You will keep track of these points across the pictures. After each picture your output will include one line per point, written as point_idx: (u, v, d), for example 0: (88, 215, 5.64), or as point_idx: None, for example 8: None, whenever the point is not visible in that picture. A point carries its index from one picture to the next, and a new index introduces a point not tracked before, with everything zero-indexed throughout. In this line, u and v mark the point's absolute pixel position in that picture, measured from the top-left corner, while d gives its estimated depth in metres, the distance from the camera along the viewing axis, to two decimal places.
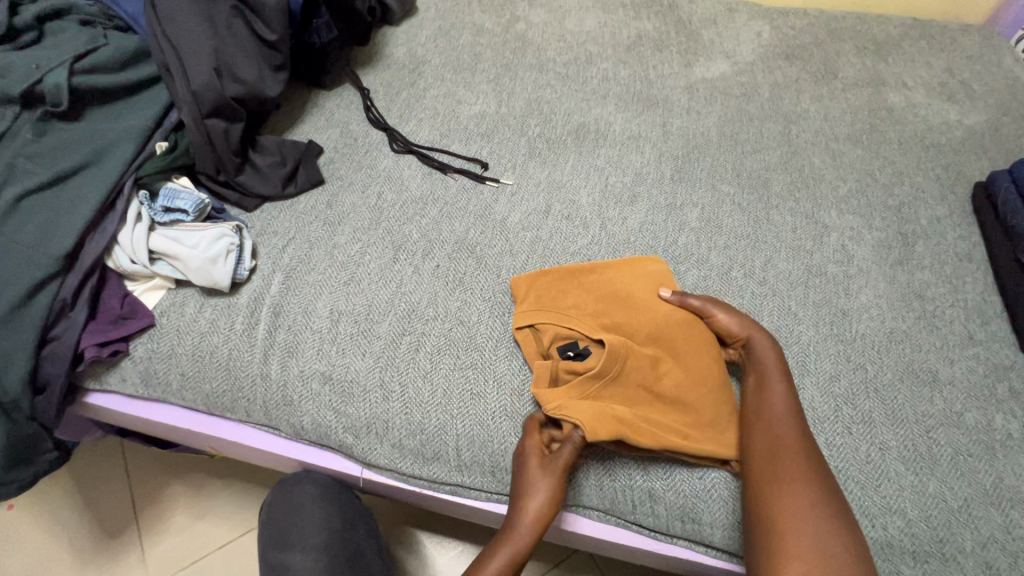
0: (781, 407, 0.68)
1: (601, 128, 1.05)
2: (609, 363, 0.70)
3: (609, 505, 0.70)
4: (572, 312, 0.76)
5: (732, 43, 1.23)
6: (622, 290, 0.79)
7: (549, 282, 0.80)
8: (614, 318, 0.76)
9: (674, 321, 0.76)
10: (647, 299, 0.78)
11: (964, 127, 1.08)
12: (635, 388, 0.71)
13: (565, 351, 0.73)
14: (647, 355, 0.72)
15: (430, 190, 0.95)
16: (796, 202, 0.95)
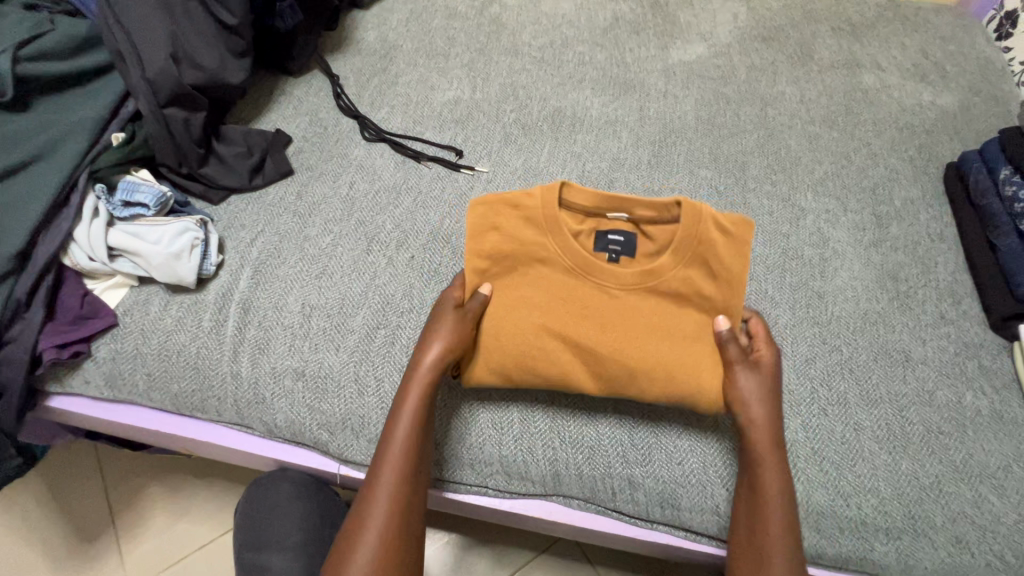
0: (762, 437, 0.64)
1: (577, 113, 1.04)
2: (563, 280, 0.68)
3: (590, 493, 0.70)
4: (675, 254, 0.66)
5: (708, 25, 1.21)
6: (685, 324, 0.68)
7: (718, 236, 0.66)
8: (648, 300, 0.68)
9: (642, 377, 0.66)
10: (681, 351, 0.67)
11: (937, 108, 1.08)
12: (540, 315, 0.68)
13: (604, 229, 0.71)
14: (610, 304, 0.68)
15: (404, 179, 0.92)
16: (773, 186, 0.95)
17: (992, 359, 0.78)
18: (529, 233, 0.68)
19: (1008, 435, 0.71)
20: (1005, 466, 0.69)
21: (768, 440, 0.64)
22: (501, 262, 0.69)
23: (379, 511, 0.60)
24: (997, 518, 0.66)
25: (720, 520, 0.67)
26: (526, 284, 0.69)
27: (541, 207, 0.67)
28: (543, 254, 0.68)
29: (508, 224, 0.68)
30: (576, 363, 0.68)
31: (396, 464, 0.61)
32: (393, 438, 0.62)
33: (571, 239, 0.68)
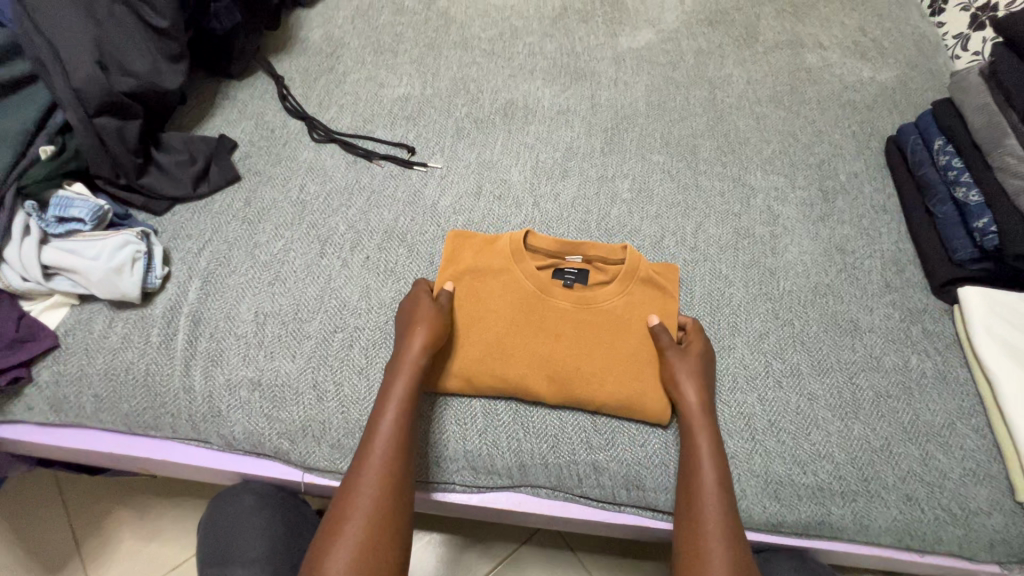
0: (687, 384, 0.69)
1: (529, 104, 1.04)
2: (528, 296, 0.76)
3: (556, 482, 0.70)
4: (620, 285, 0.76)
5: (656, 11, 1.23)
6: (633, 334, 0.75)
7: (653, 271, 0.79)
8: (604, 315, 0.75)
9: (596, 377, 0.71)
10: (633, 360, 0.73)
11: (876, 84, 1.12)
12: (508, 324, 0.74)
13: (562, 268, 0.81)
14: (568, 318, 0.75)
15: (355, 179, 0.91)
16: (724, 166, 0.97)
17: (935, 322, 0.81)
18: (494, 262, 0.78)
19: (951, 394, 0.75)
20: (950, 424, 0.72)
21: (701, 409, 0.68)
22: (472, 282, 0.77)
23: (362, 514, 0.60)
24: (943, 474, 0.69)
25: None
26: (496, 298, 0.76)
27: (505, 242, 0.79)
28: (509, 278, 0.77)
29: (477, 254, 0.79)
30: (537, 368, 0.71)
31: (382, 462, 0.62)
32: (379, 436, 0.63)
33: (530, 266, 0.77)
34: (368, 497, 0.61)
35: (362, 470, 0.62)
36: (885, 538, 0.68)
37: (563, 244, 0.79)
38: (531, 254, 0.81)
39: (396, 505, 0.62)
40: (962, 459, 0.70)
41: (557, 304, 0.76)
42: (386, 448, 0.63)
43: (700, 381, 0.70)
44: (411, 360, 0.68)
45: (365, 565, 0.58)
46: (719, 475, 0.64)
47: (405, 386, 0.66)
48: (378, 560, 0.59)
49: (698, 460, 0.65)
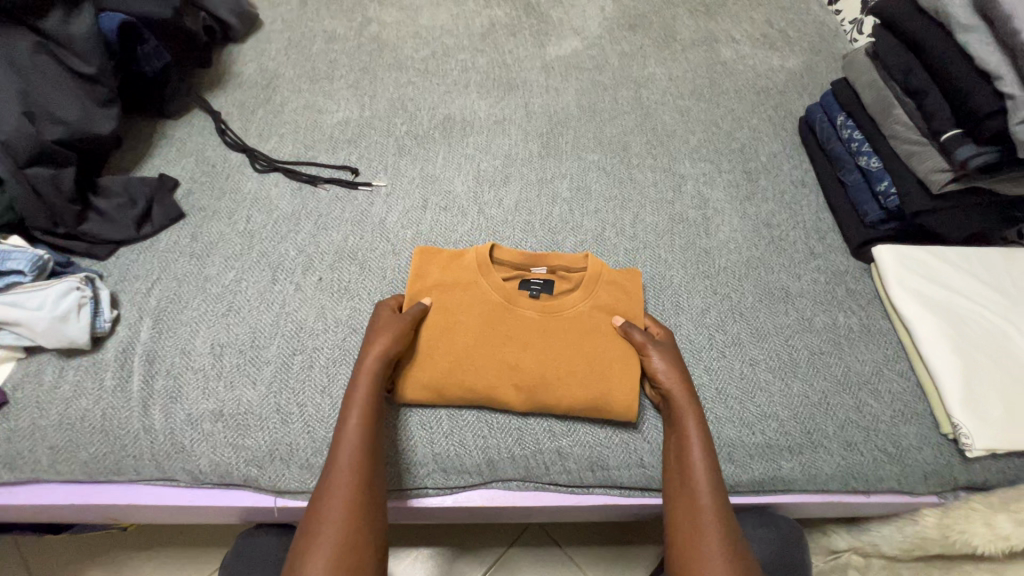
0: (664, 371, 0.72)
1: (466, 117, 1.09)
2: (494, 306, 0.77)
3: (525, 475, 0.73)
4: (585, 291, 0.79)
5: (579, 21, 1.31)
6: (599, 336, 0.76)
7: (615, 275, 0.82)
8: (570, 321, 0.77)
9: (561, 382, 0.72)
10: (599, 361, 0.74)
11: (785, 71, 1.22)
12: (476, 335, 0.75)
13: (528, 280, 0.84)
14: (534, 325, 0.77)
15: (302, 205, 0.93)
16: (654, 159, 1.03)
17: (857, 282, 0.88)
18: (462, 276, 0.80)
19: (877, 344, 0.81)
20: (878, 371, 0.79)
21: (687, 399, 0.70)
22: (441, 295, 0.79)
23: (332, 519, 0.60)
24: (876, 418, 0.75)
25: (646, 471, 0.72)
26: (463, 309, 0.77)
27: (472, 256, 0.81)
28: (475, 290, 0.79)
29: (445, 268, 0.81)
30: (504, 377, 0.73)
31: (349, 471, 0.63)
32: (344, 444, 0.64)
33: (496, 278, 0.79)
34: (338, 504, 0.61)
35: (332, 476, 0.63)
36: (833, 483, 0.73)
37: (528, 257, 0.83)
38: (498, 267, 0.83)
39: (367, 505, 0.62)
40: (891, 402, 0.76)
41: (524, 313, 0.77)
42: (353, 451, 0.64)
43: (674, 366, 0.72)
44: (373, 369, 0.69)
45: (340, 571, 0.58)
46: (708, 461, 0.66)
47: (367, 390, 0.68)
48: (354, 562, 0.59)
49: (687, 439, 0.68)
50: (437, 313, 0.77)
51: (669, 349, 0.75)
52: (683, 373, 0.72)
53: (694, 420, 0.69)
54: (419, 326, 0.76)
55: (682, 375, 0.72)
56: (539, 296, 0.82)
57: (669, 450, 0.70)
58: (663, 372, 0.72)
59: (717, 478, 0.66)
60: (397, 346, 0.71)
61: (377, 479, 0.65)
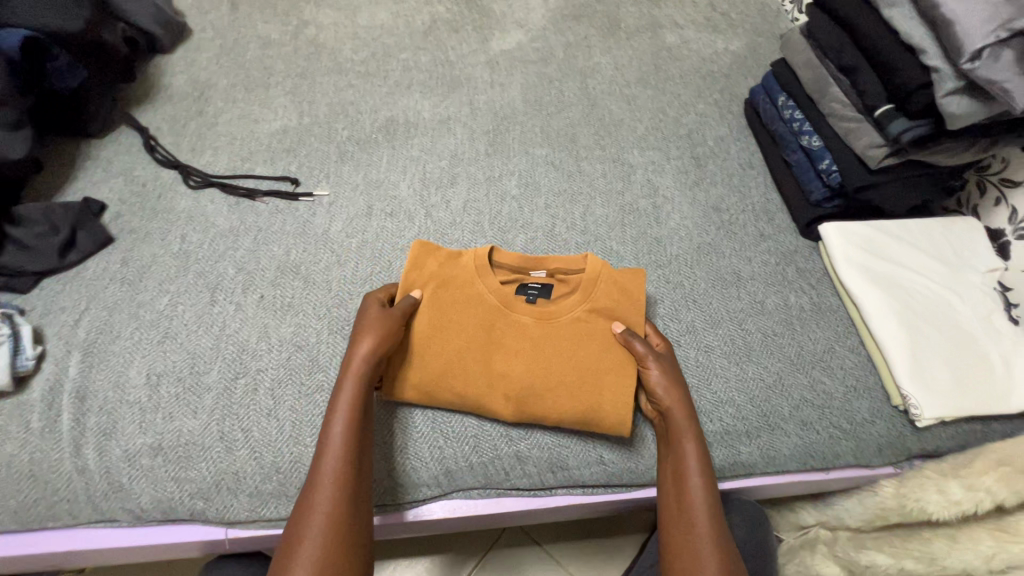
0: (660, 383, 0.69)
1: (410, 118, 1.06)
2: (488, 311, 0.74)
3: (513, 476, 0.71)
4: (584, 294, 0.76)
5: (522, 13, 1.29)
6: (598, 345, 0.73)
7: (619, 276, 0.78)
8: (565, 327, 0.74)
9: (552, 394, 0.70)
10: (594, 371, 0.72)
11: (729, 54, 1.22)
12: (468, 342, 0.73)
13: (526, 282, 0.80)
14: (528, 335, 0.74)
15: (240, 220, 0.89)
16: (602, 150, 1.02)
17: (806, 261, 0.88)
18: (456, 277, 0.76)
19: (828, 321, 0.82)
20: (830, 348, 0.79)
21: (684, 413, 0.68)
22: (435, 294, 0.75)
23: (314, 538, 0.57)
24: (830, 395, 0.76)
25: (607, 468, 0.72)
26: (457, 312, 0.74)
27: (470, 257, 0.77)
28: (469, 293, 0.75)
29: (442, 264, 0.77)
30: (494, 387, 0.71)
31: (331, 485, 0.60)
32: (326, 457, 0.61)
33: (492, 281, 0.76)
34: (318, 521, 0.58)
35: (314, 492, 0.60)
36: (791, 463, 0.73)
37: (527, 258, 0.79)
38: (495, 267, 0.80)
39: (349, 522, 0.59)
40: (843, 378, 0.77)
41: (519, 319, 0.74)
42: (336, 462, 0.61)
43: (671, 379, 0.70)
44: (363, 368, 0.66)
45: None
46: (704, 477, 0.65)
47: (350, 397, 0.65)
48: None
49: (682, 455, 0.66)
50: (428, 317, 0.74)
51: (670, 360, 0.73)
52: (682, 384, 0.70)
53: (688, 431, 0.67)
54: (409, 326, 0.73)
55: (679, 386, 0.69)
56: (536, 300, 0.79)
57: (666, 466, 0.68)
58: (659, 383, 0.69)
59: (713, 494, 0.64)
60: (384, 348, 0.68)
61: (362, 494, 0.62)
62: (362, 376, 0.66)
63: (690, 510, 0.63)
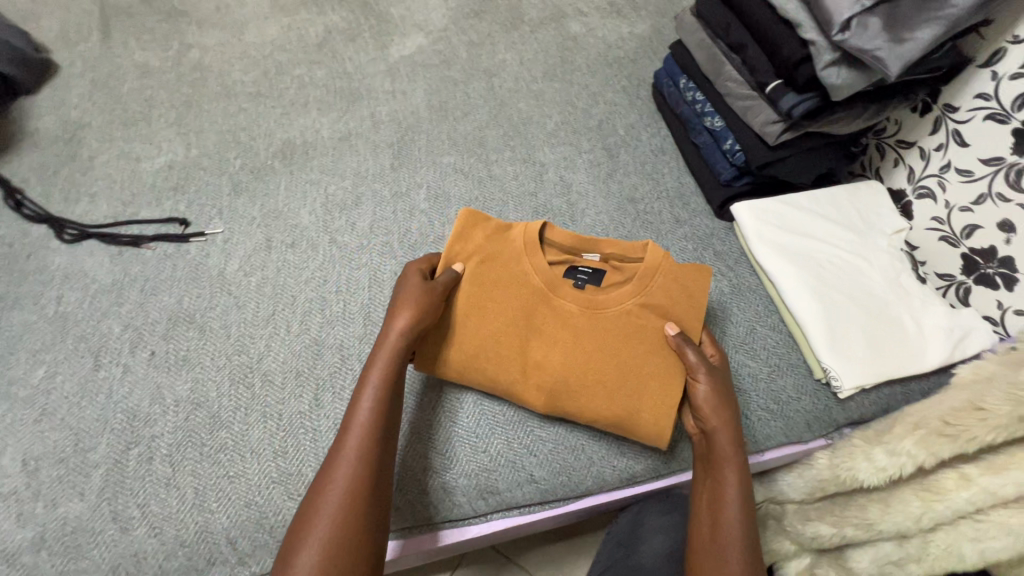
0: (706, 397, 0.66)
1: (307, 138, 1.00)
2: (529, 293, 0.72)
3: (532, 479, 0.69)
4: (638, 286, 0.71)
5: (421, 15, 1.24)
6: (645, 346, 0.70)
7: (681, 271, 0.73)
8: (611, 322, 0.71)
9: (587, 391, 0.69)
10: (635, 373, 0.69)
11: (634, 38, 1.20)
12: (504, 325, 0.71)
13: (576, 266, 0.77)
14: (569, 329, 0.71)
15: (124, 271, 0.81)
16: (512, 151, 0.99)
17: (723, 243, 0.88)
18: (504, 252, 0.74)
19: (747, 302, 0.82)
20: (751, 330, 0.79)
21: (729, 434, 0.65)
22: (478, 268, 0.73)
23: (326, 518, 0.54)
24: (754, 377, 0.76)
25: (538, 486, 0.69)
26: (497, 291, 0.72)
27: (520, 231, 0.74)
28: (514, 272, 0.73)
29: (489, 237, 0.74)
30: (526, 375, 0.70)
31: (351, 462, 0.57)
32: (351, 434, 0.59)
33: (541, 261, 0.73)
34: (333, 498, 0.55)
35: (332, 467, 0.57)
36: None
37: (580, 239, 0.75)
38: (546, 245, 0.76)
39: (365, 507, 0.56)
40: (767, 358, 0.77)
41: (563, 308, 0.71)
42: (360, 436, 0.59)
43: (720, 398, 0.66)
44: (394, 343, 0.65)
45: None
46: (743, 506, 0.61)
47: (382, 371, 0.63)
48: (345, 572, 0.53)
49: (722, 479, 0.62)
50: (469, 295, 0.72)
51: (722, 372, 0.69)
52: (732, 403, 0.67)
53: (731, 447, 0.64)
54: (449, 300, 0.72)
55: (727, 401, 0.67)
56: (585, 287, 0.75)
57: (700, 488, 0.64)
58: (706, 394, 0.66)
59: (751, 524, 0.60)
60: (420, 322, 0.66)
61: (384, 478, 0.58)
62: (395, 351, 0.64)
63: (721, 535, 0.59)
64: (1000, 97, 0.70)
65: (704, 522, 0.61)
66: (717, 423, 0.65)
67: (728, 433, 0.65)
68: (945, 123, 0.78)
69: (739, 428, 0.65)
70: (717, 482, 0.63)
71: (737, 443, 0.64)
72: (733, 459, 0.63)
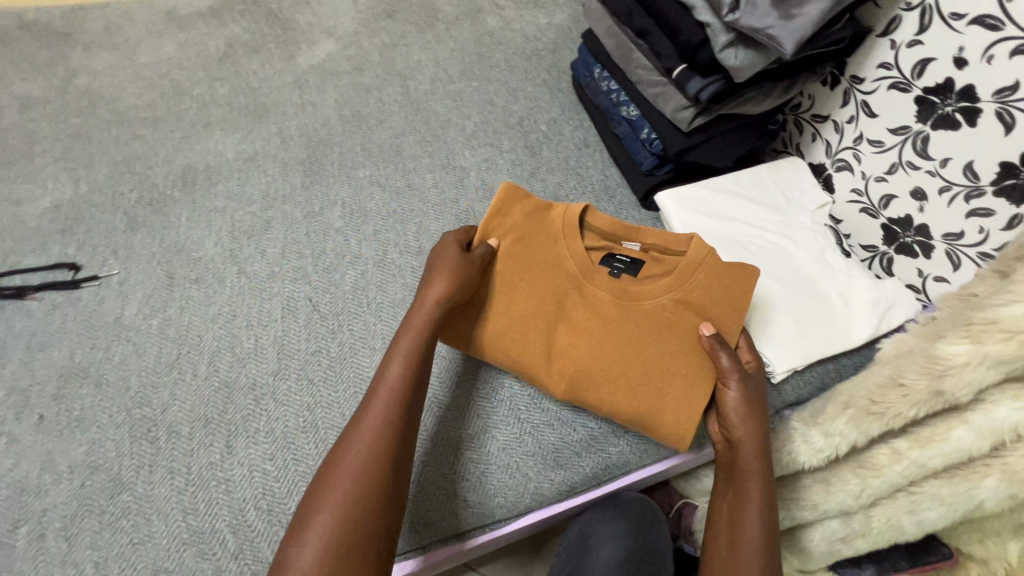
0: (735, 406, 0.65)
1: (210, 162, 0.93)
2: (559, 276, 0.70)
3: (552, 467, 0.69)
4: (677, 279, 0.68)
5: (330, 19, 1.18)
6: (677, 343, 0.68)
7: (727, 270, 0.69)
8: (643, 317, 0.69)
9: (610, 387, 0.68)
10: (663, 374, 0.68)
11: (553, 28, 1.17)
12: (533, 306, 0.70)
13: (614, 253, 0.73)
14: (598, 324, 0.69)
15: (7, 328, 0.74)
16: (431, 157, 0.94)
17: None
18: (542, 230, 0.71)
19: None
20: None
21: (757, 445, 0.64)
22: (514, 244, 0.71)
23: (343, 487, 0.52)
24: None
25: (473, 511, 0.66)
26: (529, 271, 0.70)
27: (562, 211, 0.71)
28: (549, 251, 0.71)
29: (527, 215, 0.72)
30: (548, 363, 0.69)
31: (373, 433, 0.56)
32: (375, 406, 0.57)
33: (578, 244, 0.70)
34: (352, 466, 0.54)
35: (353, 435, 0.56)
36: (665, 449, 0.71)
37: (621, 227, 0.71)
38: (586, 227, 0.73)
39: (381, 480, 0.54)
40: None
41: (594, 296, 0.69)
42: (385, 404, 0.58)
43: (749, 406, 0.65)
44: (427, 315, 0.64)
45: (339, 555, 0.49)
46: (765, 518, 0.60)
47: (412, 342, 0.62)
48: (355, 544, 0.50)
49: (746, 490, 0.62)
50: (504, 270, 0.70)
51: (757, 378, 0.68)
52: (764, 415, 0.66)
53: (756, 457, 0.63)
54: (485, 271, 0.70)
55: (757, 408, 0.65)
56: (620, 274, 0.72)
57: (721, 496, 0.64)
58: (735, 401, 0.65)
59: (772, 536, 0.60)
60: (450, 299, 0.65)
61: (405, 457, 0.56)
62: (426, 324, 0.63)
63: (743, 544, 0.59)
64: (900, 65, 0.70)
65: (722, 533, 0.61)
66: (744, 432, 0.64)
67: (756, 443, 0.64)
68: (853, 95, 0.77)
69: (766, 441, 0.65)
70: (739, 490, 0.62)
71: (763, 454, 0.64)
72: (758, 471, 0.63)
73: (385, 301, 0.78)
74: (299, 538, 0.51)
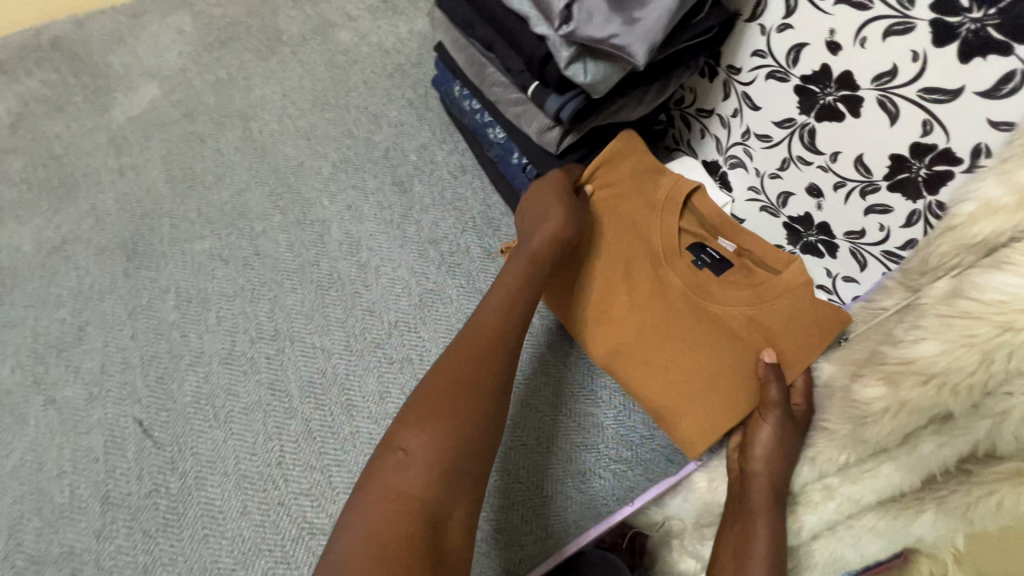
0: (763, 441, 0.57)
1: (4, 263, 0.76)
2: (638, 246, 0.67)
3: (530, 516, 0.63)
4: (756, 292, 0.62)
5: (152, 58, 1.00)
6: (727, 359, 0.61)
7: (815, 306, 0.60)
8: (705, 318, 0.64)
9: (648, 381, 0.63)
10: (707, 384, 0.61)
11: (416, 35, 1.03)
12: (603, 266, 0.67)
13: (705, 245, 0.69)
14: (653, 320, 0.65)
15: None
16: (283, 213, 0.80)
17: None
18: (641, 194, 0.68)
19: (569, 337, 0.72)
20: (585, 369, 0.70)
21: (771, 491, 0.56)
22: (604, 198, 0.69)
23: (445, 411, 0.51)
24: (598, 427, 0.67)
25: None
26: (614, 232, 0.68)
27: (667, 184, 0.68)
28: (643, 214, 0.68)
29: (633, 172, 0.68)
30: (603, 338, 0.66)
31: (484, 364, 0.54)
32: (487, 339, 0.56)
33: (668, 222, 0.67)
34: (459, 389, 0.52)
35: (467, 355, 0.55)
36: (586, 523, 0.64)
37: (721, 219, 0.66)
38: (688, 208, 0.70)
39: (479, 412, 0.52)
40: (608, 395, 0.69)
41: (665, 276, 0.66)
42: (499, 329, 0.57)
43: (780, 451, 0.57)
44: (551, 234, 0.62)
45: (431, 475, 0.48)
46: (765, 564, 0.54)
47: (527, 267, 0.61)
48: (448, 468, 0.48)
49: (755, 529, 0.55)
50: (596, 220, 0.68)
51: (792, 427, 0.58)
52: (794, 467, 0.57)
53: (761, 499, 0.56)
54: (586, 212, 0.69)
55: (790, 447, 0.57)
56: (701, 268, 0.67)
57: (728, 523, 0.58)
58: (766, 435, 0.58)
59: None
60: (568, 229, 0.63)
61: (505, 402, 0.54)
62: (541, 248, 0.62)
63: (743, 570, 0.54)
64: (774, 53, 0.62)
65: None
66: (763, 470, 0.57)
67: (770, 479, 0.56)
68: (734, 87, 0.69)
69: (785, 483, 0.57)
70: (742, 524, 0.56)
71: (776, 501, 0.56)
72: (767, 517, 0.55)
73: (239, 406, 0.65)
74: (400, 447, 0.50)
